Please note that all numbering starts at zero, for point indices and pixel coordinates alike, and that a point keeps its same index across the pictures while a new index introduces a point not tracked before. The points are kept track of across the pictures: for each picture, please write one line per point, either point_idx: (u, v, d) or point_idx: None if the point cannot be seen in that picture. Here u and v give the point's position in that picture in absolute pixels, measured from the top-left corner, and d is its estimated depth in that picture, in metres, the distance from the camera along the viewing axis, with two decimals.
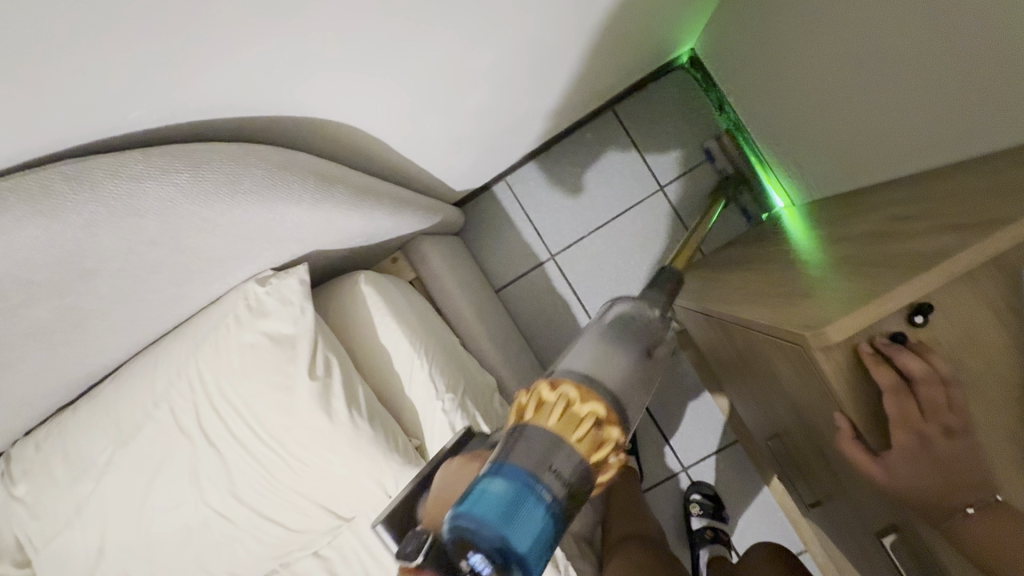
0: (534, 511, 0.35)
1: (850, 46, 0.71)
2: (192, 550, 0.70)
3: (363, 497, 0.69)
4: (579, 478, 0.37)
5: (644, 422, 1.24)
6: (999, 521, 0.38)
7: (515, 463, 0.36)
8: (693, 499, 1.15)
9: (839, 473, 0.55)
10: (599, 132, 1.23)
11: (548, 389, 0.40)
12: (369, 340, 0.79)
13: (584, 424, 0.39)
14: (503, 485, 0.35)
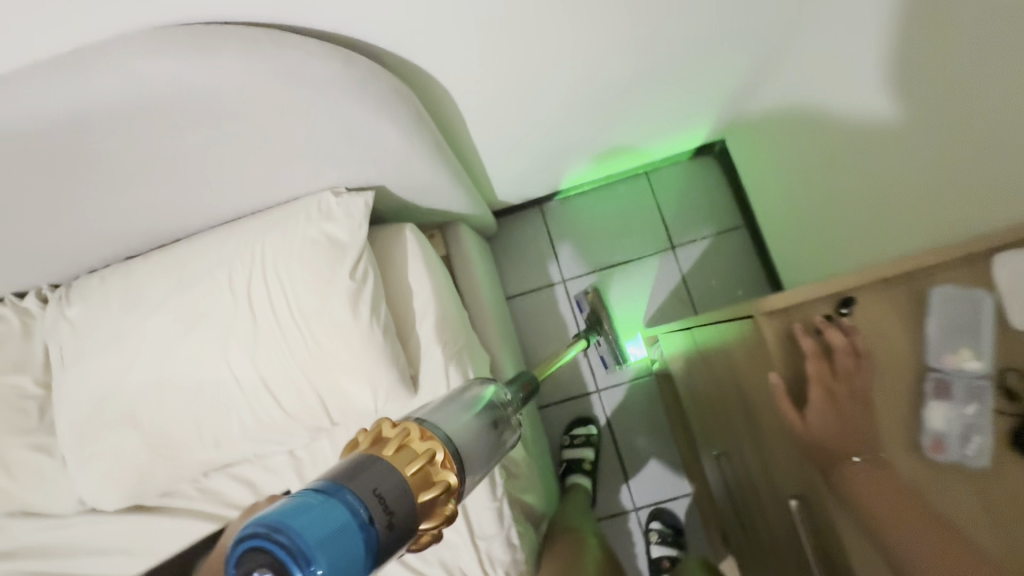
0: (349, 536, 0.36)
1: (849, 157, 0.84)
2: (195, 404, 0.79)
3: (356, 400, 0.81)
4: (401, 506, 0.39)
5: (610, 456, 1.31)
6: (877, 470, 0.49)
7: (348, 489, 0.38)
8: (654, 527, 1.24)
9: (769, 462, 0.65)
10: (631, 187, 1.40)
11: (390, 426, 0.45)
12: (395, 280, 0.91)
13: (415, 456, 0.43)
14: (329, 508, 0.36)
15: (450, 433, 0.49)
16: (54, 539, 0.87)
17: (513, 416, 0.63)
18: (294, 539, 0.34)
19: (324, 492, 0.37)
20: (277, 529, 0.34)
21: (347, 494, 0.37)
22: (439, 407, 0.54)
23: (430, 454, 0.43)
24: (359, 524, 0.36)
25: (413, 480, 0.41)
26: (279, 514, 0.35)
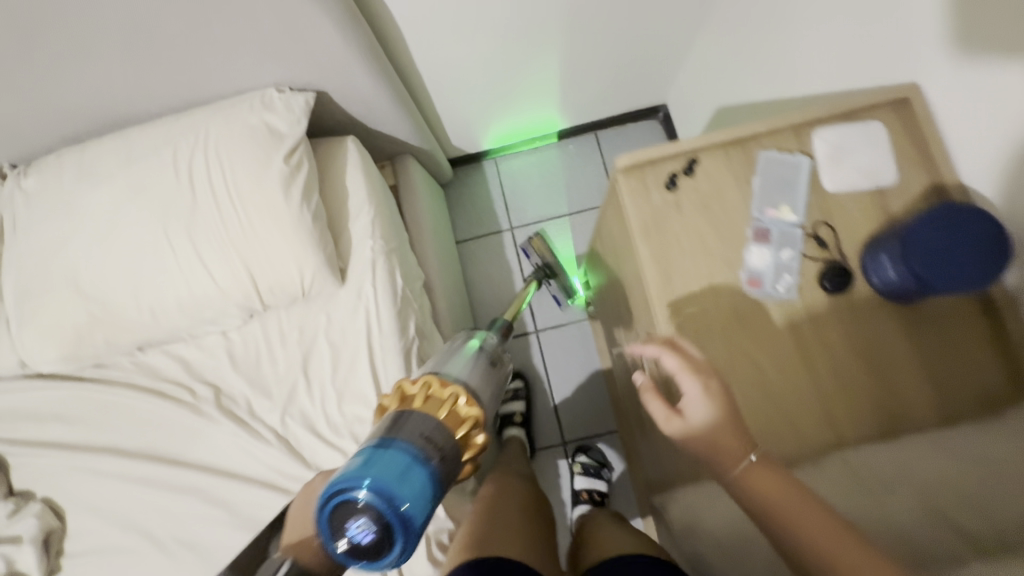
0: (415, 473, 0.44)
1: (751, 72, 0.92)
2: (134, 270, 0.86)
3: (287, 277, 0.88)
4: (445, 441, 0.48)
5: (543, 396, 1.39)
6: (763, 471, 0.46)
7: (400, 440, 0.45)
8: (579, 460, 1.28)
9: (639, 329, 0.73)
10: (580, 145, 1.50)
11: (410, 384, 0.53)
12: (334, 183, 0.98)
13: (443, 403, 0.51)
14: (391, 458, 0.44)
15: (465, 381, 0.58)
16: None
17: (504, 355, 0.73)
18: (367, 483, 0.41)
19: (376, 445, 0.45)
20: (355, 483, 0.42)
21: (401, 443, 0.45)
22: (447, 359, 0.62)
23: (455, 396, 0.52)
24: (417, 460, 0.45)
25: (447, 423, 0.50)
26: (353, 472, 0.42)
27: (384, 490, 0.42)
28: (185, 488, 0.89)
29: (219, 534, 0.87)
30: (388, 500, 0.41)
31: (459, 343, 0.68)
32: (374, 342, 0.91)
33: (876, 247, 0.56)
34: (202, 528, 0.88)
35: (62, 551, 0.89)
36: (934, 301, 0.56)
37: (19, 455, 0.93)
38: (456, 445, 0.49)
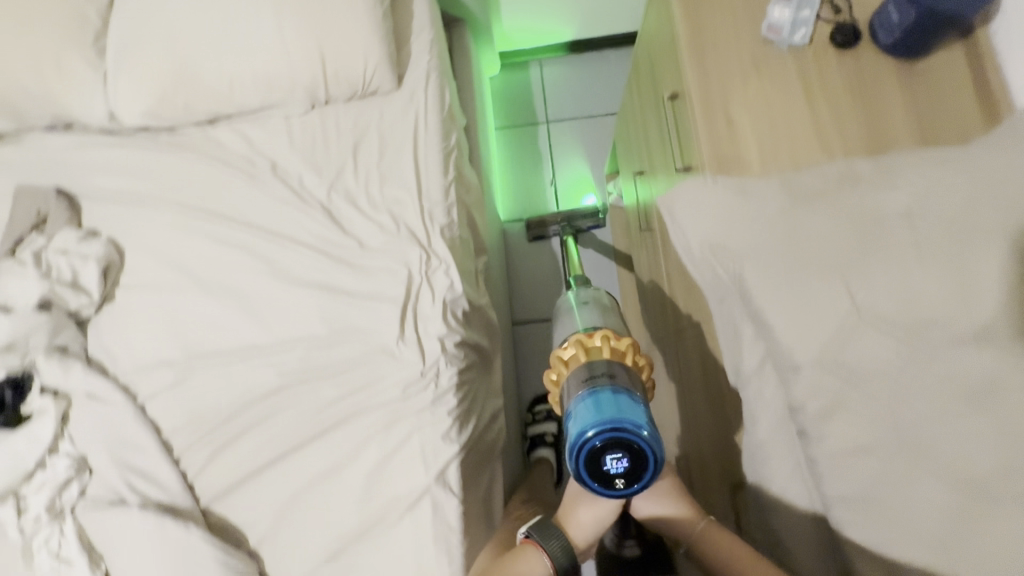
0: (631, 407, 0.46)
1: None
2: (221, 37, 0.97)
3: (352, 66, 0.99)
4: (626, 373, 0.49)
5: (555, 274, 1.51)
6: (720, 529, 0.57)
7: (596, 387, 0.47)
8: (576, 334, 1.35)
9: (662, 110, 0.81)
10: (619, 57, 1.62)
11: (561, 349, 0.53)
12: (400, 7, 1.09)
13: (604, 347, 0.51)
14: (604, 405, 0.46)
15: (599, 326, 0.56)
16: (80, 155, 1.07)
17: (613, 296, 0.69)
18: (603, 424, 0.44)
19: (585, 394, 0.47)
20: (594, 430, 0.44)
21: (598, 389, 0.47)
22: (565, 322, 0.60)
23: (604, 337, 0.51)
24: (624, 395, 0.47)
25: (620, 362, 0.50)
26: (583, 425, 0.45)
27: (619, 426, 0.44)
28: (233, 242, 0.99)
29: (259, 283, 0.97)
30: (627, 433, 0.44)
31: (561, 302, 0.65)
32: (420, 138, 1.01)
33: (886, 2, 0.64)
34: (245, 276, 0.98)
35: (118, 283, 1.00)
36: (929, 55, 0.64)
37: (90, 198, 1.04)
38: (635, 374, 0.50)
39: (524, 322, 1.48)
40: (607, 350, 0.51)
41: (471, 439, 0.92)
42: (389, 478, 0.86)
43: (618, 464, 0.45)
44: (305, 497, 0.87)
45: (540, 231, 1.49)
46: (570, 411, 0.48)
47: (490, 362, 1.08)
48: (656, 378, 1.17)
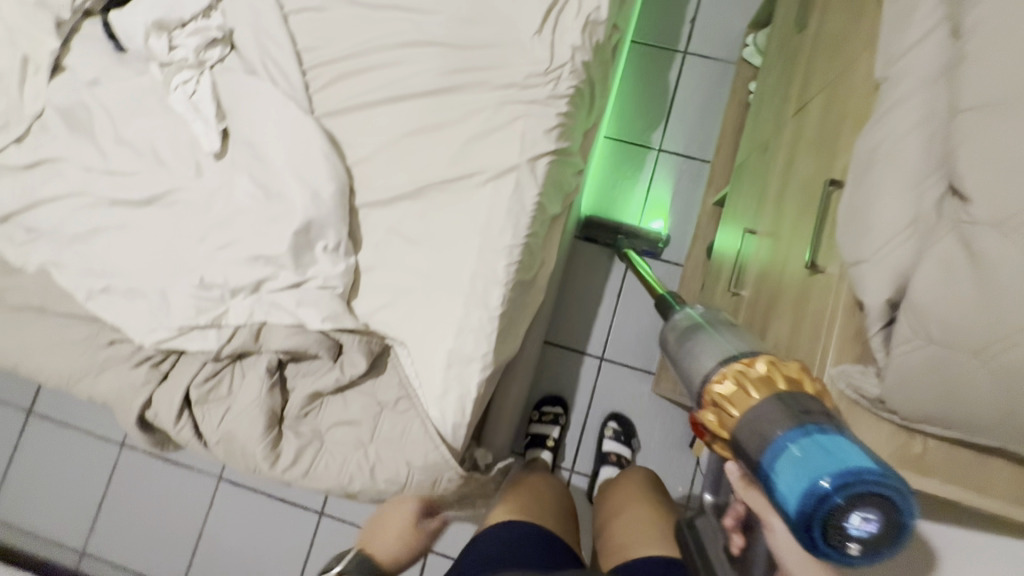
0: (845, 447, 0.42)
1: None
2: None
3: None
4: (812, 403, 0.46)
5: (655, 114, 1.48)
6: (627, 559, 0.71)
7: (787, 429, 0.45)
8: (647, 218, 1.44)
9: None
10: None
11: (716, 388, 0.51)
12: None
13: (771, 376, 0.49)
14: (808, 446, 0.43)
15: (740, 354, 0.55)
16: None
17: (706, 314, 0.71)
18: (833, 474, 0.41)
19: (784, 439, 0.44)
20: (828, 479, 0.41)
21: (796, 430, 0.44)
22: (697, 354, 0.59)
23: (766, 368, 0.50)
24: (827, 432, 0.44)
25: (798, 388, 0.48)
26: (804, 479, 0.42)
27: (851, 475, 0.40)
28: None
29: None
30: (868, 486, 0.40)
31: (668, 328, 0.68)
32: None
33: None
34: None
35: None
36: None
37: None
38: (818, 398, 0.47)
39: (617, 137, 1.48)
40: (777, 380, 0.49)
41: (564, 153, 0.97)
42: (484, 147, 0.93)
43: (863, 519, 0.41)
44: (405, 143, 0.95)
45: (597, 234, 1.42)
46: (769, 455, 0.45)
47: (592, 116, 1.10)
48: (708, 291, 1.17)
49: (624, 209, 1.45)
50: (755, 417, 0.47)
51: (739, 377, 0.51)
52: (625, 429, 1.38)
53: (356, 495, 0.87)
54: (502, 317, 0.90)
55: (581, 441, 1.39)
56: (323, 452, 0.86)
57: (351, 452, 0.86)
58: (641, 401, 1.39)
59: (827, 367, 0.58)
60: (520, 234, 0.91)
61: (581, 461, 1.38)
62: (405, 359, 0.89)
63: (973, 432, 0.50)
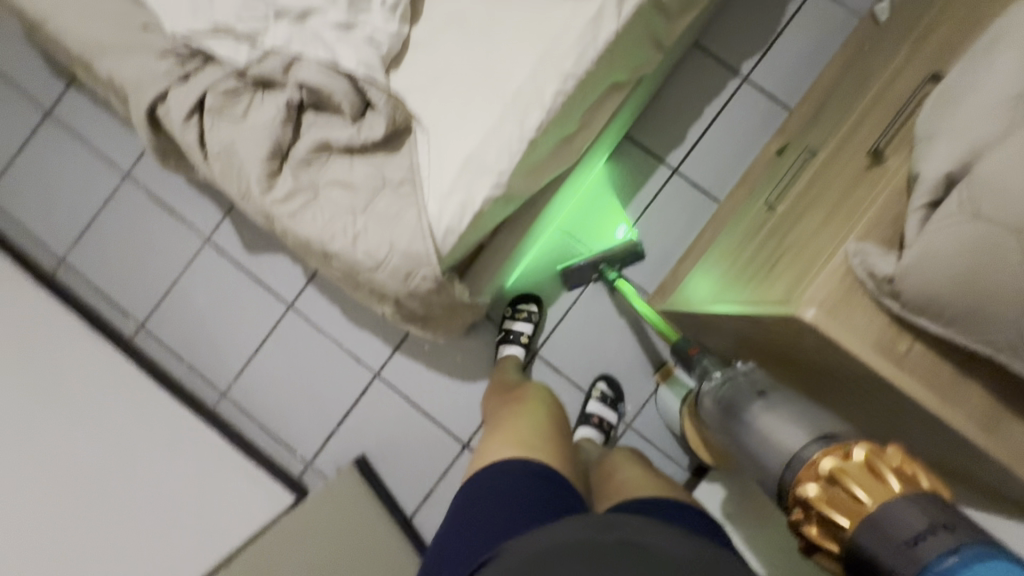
0: (1004, 570, 0.40)
1: None
2: None
3: None
4: (936, 517, 0.45)
5: (754, 41, 1.38)
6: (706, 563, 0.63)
7: (929, 555, 0.43)
8: (696, 139, 1.39)
9: None
10: None
11: (817, 492, 0.53)
12: None
13: (868, 475, 0.50)
14: (953, 567, 0.41)
15: (793, 428, 0.63)
16: None
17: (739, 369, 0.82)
18: None
19: (929, 563, 0.43)
20: None
21: (941, 556, 0.43)
22: (753, 425, 0.69)
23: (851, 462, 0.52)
24: (972, 554, 0.42)
25: (912, 492, 0.47)
26: None
27: None
28: None
29: None
30: None
31: (711, 407, 0.82)
32: None
33: None
34: None
35: None
36: None
37: None
38: (930, 496, 0.47)
39: (706, 53, 1.39)
40: (881, 483, 0.49)
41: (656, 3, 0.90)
42: None
43: None
44: None
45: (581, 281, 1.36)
46: None
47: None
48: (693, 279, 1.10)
49: (683, 128, 1.39)
50: (878, 526, 0.46)
51: (836, 493, 0.51)
52: (600, 338, 1.38)
53: (331, 257, 0.87)
54: (532, 142, 0.86)
55: (554, 332, 1.39)
56: (313, 203, 0.85)
57: (339, 213, 0.84)
58: (626, 317, 1.37)
59: (846, 242, 0.54)
60: (581, 64, 0.85)
61: (548, 351, 1.38)
62: (421, 146, 0.86)
63: (978, 333, 0.47)
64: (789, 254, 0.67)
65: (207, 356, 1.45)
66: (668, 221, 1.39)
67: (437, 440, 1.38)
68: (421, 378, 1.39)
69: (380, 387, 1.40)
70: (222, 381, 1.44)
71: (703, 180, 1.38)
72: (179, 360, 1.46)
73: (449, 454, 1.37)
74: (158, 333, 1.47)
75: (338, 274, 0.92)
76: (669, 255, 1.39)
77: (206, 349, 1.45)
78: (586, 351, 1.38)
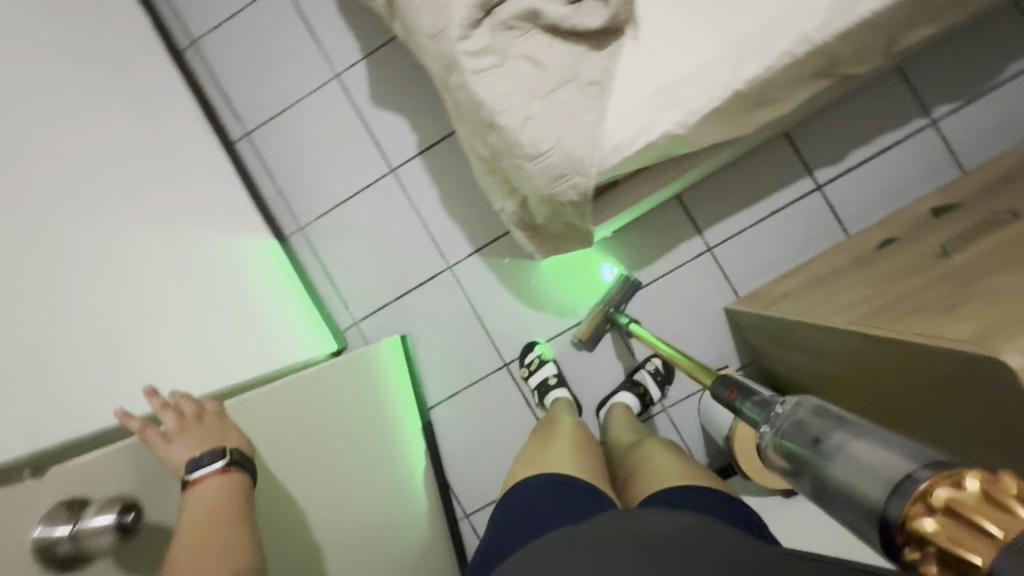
0: None
1: None
2: None
3: None
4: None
5: (961, 86, 1.28)
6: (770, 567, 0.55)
7: None
8: (854, 163, 1.31)
9: None
10: None
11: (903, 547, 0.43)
12: None
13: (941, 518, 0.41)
14: None
15: (896, 470, 0.44)
16: None
17: (776, 403, 0.62)
18: None
19: None
20: None
21: None
22: (841, 471, 0.49)
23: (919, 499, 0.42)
24: None
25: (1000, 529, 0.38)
26: None
27: None
28: None
29: None
30: None
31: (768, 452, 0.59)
32: None
33: None
34: None
35: None
36: None
37: None
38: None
39: (905, 79, 1.28)
40: (968, 530, 0.39)
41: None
42: None
43: None
44: None
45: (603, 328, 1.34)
46: None
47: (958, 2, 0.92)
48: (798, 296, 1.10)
49: (844, 148, 1.31)
50: None
51: (944, 548, 0.40)
52: (672, 318, 1.36)
53: (493, 130, 0.84)
54: (734, 93, 0.82)
55: (631, 295, 1.36)
56: (499, 69, 0.81)
57: (520, 89, 0.81)
58: (705, 308, 1.35)
59: None
60: (821, 31, 0.80)
61: None
62: (625, 54, 0.82)
63: None
64: (979, 301, 0.65)
65: (298, 188, 1.45)
66: (787, 233, 1.33)
67: (483, 348, 1.41)
68: (490, 286, 1.40)
69: (449, 281, 1.41)
70: (304, 217, 1.45)
71: (841, 207, 1.32)
72: (270, 181, 1.46)
73: (489, 365, 1.41)
74: (259, 147, 1.46)
75: (487, 151, 0.90)
76: (773, 266, 1.34)
77: (300, 179, 1.45)
78: (654, 324, 1.37)
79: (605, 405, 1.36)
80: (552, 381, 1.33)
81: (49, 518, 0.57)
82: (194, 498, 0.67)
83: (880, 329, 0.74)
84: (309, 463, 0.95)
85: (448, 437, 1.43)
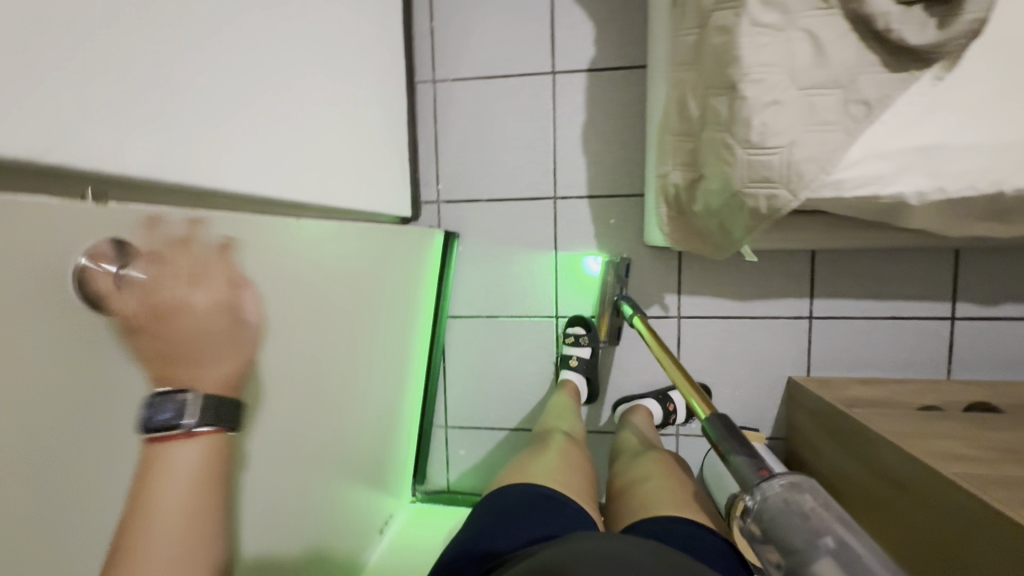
0: None
1: None
2: None
3: None
4: None
5: None
6: None
7: None
8: (1001, 313, 1.21)
9: None
10: None
11: None
12: None
13: None
14: None
15: None
16: None
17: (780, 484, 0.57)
18: None
19: None
20: None
21: None
22: None
23: None
24: None
25: None
26: None
27: None
28: None
29: None
30: None
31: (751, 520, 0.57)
32: None
33: None
34: None
35: None
36: None
37: None
38: None
39: None
40: None
41: None
42: None
43: None
44: None
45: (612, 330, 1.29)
46: None
47: None
48: (884, 414, 1.03)
49: (1002, 294, 1.20)
50: None
51: None
52: (736, 361, 1.30)
53: (726, 95, 0.73)
54: (995, 193, 0.71)
55: (710, 319, 1.29)
56: (778, 32, 0.69)
57: (786, 67, 0.69)
58: (771, 369, 1.29)
59: None
60: None
61: (690, 325, 1.30)
62: (914, 90, 0.70)
63: None
64: None
65: (450, 39, 1.32)
66: (893, 343, 1.25)
67: (543, 291, 1.35)
68: (583, 237, 1.31)
69: (547, 211, 1.32)
70: (443, 72, 1.33)
71: (959, 348, 1.23)
72: (427, 17, 1.32)
73: (541, 308, 1.36)
74: None
75: (700, 112, 0.79)
76: (858, 366, 1.26)
77: (458, 32, 1.32)
78: (715, 357, 1.30)
79: (627, 403, 1.32)
80: (573, 362, 1.28)
81: (95, 253, 0.49)
82: (167, 462, 0.53)
83: (982, 495, 0.69)
84: (318, 370, 0.89)
85: (468, 351, 1.40)
